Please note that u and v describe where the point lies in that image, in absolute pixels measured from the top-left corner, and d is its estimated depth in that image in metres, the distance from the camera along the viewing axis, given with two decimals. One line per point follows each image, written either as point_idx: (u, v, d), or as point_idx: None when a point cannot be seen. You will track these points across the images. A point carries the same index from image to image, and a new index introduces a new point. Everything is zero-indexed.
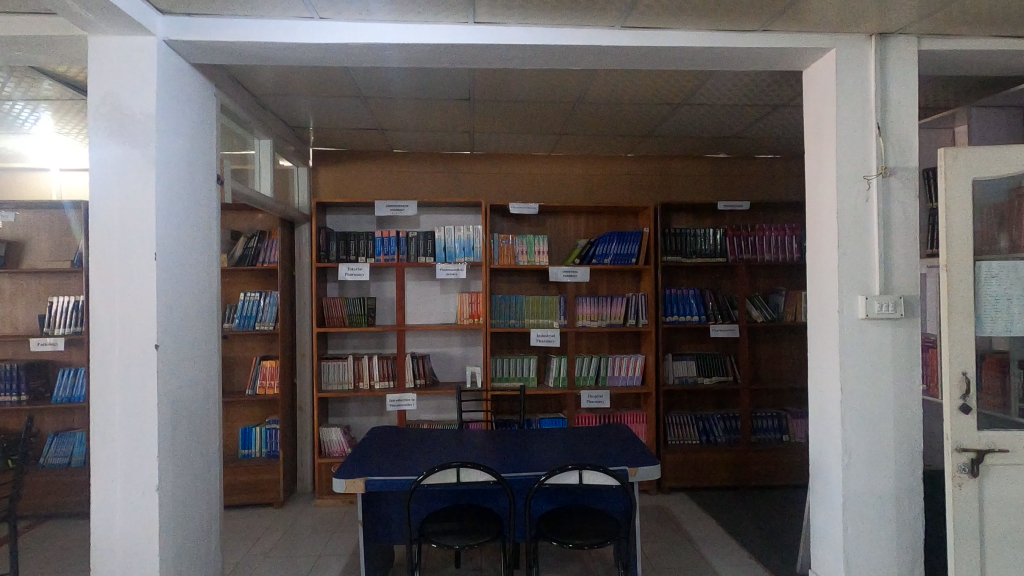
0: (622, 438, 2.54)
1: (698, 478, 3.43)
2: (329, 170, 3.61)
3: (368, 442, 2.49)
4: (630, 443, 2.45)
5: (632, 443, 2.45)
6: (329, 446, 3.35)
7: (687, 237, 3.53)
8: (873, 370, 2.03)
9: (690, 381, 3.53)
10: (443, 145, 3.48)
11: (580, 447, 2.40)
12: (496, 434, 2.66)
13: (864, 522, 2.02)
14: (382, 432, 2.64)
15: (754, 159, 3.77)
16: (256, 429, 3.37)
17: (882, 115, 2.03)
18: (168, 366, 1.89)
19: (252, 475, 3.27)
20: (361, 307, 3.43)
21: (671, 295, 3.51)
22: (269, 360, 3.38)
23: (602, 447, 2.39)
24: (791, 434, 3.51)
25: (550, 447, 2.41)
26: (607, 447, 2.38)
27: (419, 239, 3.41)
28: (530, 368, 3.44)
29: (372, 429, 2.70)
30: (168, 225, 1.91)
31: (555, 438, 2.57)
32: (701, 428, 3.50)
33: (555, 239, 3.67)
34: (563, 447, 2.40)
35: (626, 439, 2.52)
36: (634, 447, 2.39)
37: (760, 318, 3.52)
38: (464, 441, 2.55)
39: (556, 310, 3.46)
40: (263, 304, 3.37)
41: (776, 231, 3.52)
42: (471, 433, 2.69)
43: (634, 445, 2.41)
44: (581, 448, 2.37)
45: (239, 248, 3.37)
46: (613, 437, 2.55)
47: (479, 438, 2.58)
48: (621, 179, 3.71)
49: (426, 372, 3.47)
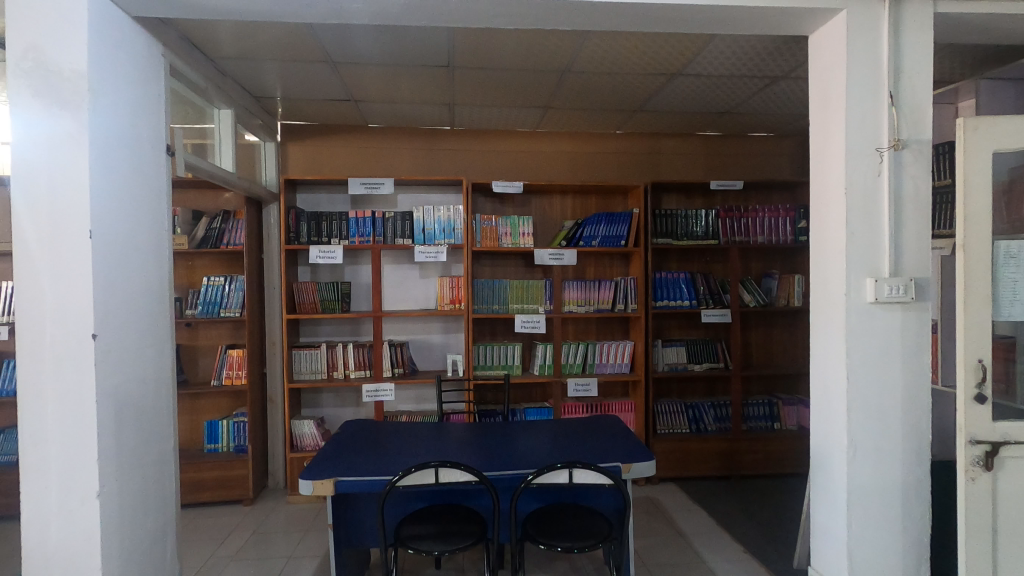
0: (612, 431, 2.39)
1: (688, 468, 3.32)
2: (299, 146, 3.37)
3: (340, 437, 2.31)
4: (622, 435, 2.30)
5: (623, 436, 2.30)
6: (301, 439, 3.17)
7: (679, 219, 3.37)
8: (882, 357, 1.90)
9: (680, 368, 3.41)
10: (421, 120, 3.26)
11: (568, 441, 2.25)
12: (479, 427, 2.50)
13: (870, 518, 1.91)
14: (356, 426, 2.46)
15: (747, 137, 3.61)
16: (222, 422, 3.17)
17: (895, 83, 1.88)
18: (109, 358, 1.69)
19: (220, 471, 3.08)
20: (334, 293, 3.23)
21: (662, 279, 3.36)
22: (236, 349, 3.17)
23: (591, 441, 2.25)
24: (782, 421, 3.43)
25: (537, 441, 2.26)
26: (597, 441, 2.23)
27: (396, 220, 3.21)
28: (514, 356, 3.29)
29: (345, 422, 2.52)
30: (107, 198, 1.68)
31: (542, 431, 2.41)
32: (691, 416, 3.40)
33: (540, 221, 3.49)
34: (551, 441, 2.25)
35: (617, 432, 2.37)
36: (625, 440, 2.24)
37: (753, 303, 3.40)
38: (445, 434, 2.39)
39: (542, 295, 3.30)
40: (229, 290, 3.14)
41: (769, 212, 3.40)
42: (452, 425, 2.52)
43: (625, 439, 2.26)
44: (569, 442, 2.23)
45: (201, 229, 3.13)
46: (602, 429, 2.41)
47: (461, 431, 2.42)
48: (609, 158, 3.53)
49: (405, 361, 3.29)
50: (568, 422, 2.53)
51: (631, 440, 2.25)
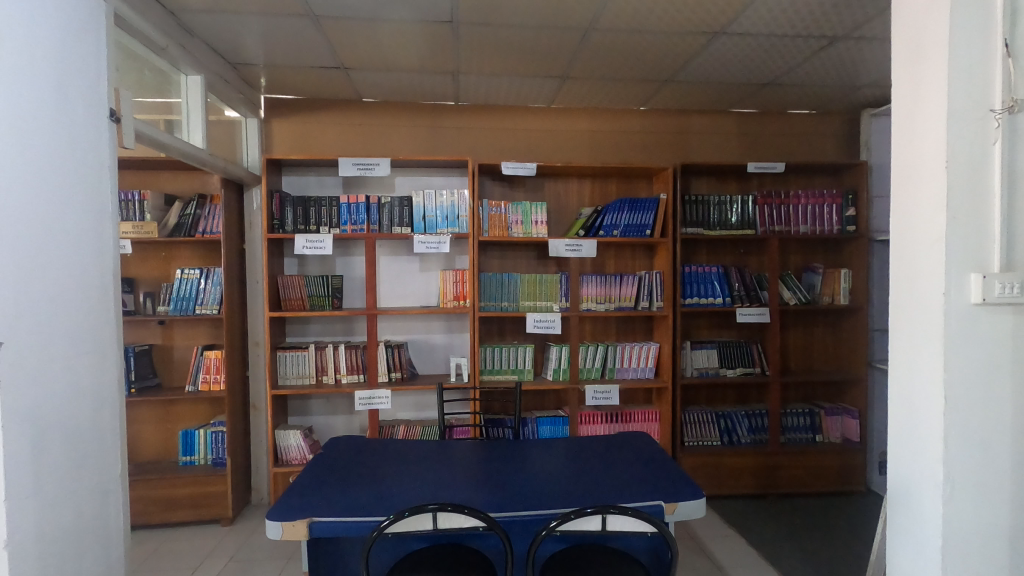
0: (643, 452, 2.03)
1: (721, 485, 2.97)
2: (286, 123, 3.01)
3: (323, 459, 1.96)
4: (657, 459, 1.94)
5: (658, 460, 1.94)
6: (287, 452, 2.82)
7: (711, 205, 3.00)
8: (987, 372, 1.53)
9: (710, 373, 3.04)
10: (421, 92, 2.89)
11: (592, 465, 1.89)
12: (487, 445, 2.15)
13: (971, 569, 1.55)
14: (344, 444, 2.11)
15: (786, 115, 3.23)
16: (199, 432, 2.84)
17: (1011, 30, 1.50)
18: (21, 371, 1.33)
19: (196, 487, 2.74)
20: (323, 288, 2.88)
21: (691, 274, 2.99)
22: (214, 350, 2.83)
23: (620, 466, 1.89)
24: (825, 433, 3.07)
25: (556, 464, 1.90)
26: (627, 466, 1.87)
27: (392, 206, 2.85)
28: (526, 359, 2.94)
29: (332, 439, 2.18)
30: (18, 169, 1.32)
31: (560, 451, 2.05)
32: (723, 427, 3.05)
33: (554, 208, 3.12)
34: (572, 465, 1.89)
35: (650, 453, 2.01)
36: (661, 466, 1.88)
37: (794, 301, 3.02)
38: (448, 454, 2.03)
39: (556, 291, 2.94)
40: (205, 285, 2.80)
41: (813, 199, 3.02)
42: (456, 443, 2.17)
43: (661, 464, 1.90)
44: (594, 467, 1.87)
45: (173, 216, 2.78)
46: (632, 450, 2.05)
47: (466, 451, 2.07)
48: (632, 137, 3.16)
49: (403, 364, 2.94)
50: (590, 439, 2.18)
51: (668, 466, 1.88)
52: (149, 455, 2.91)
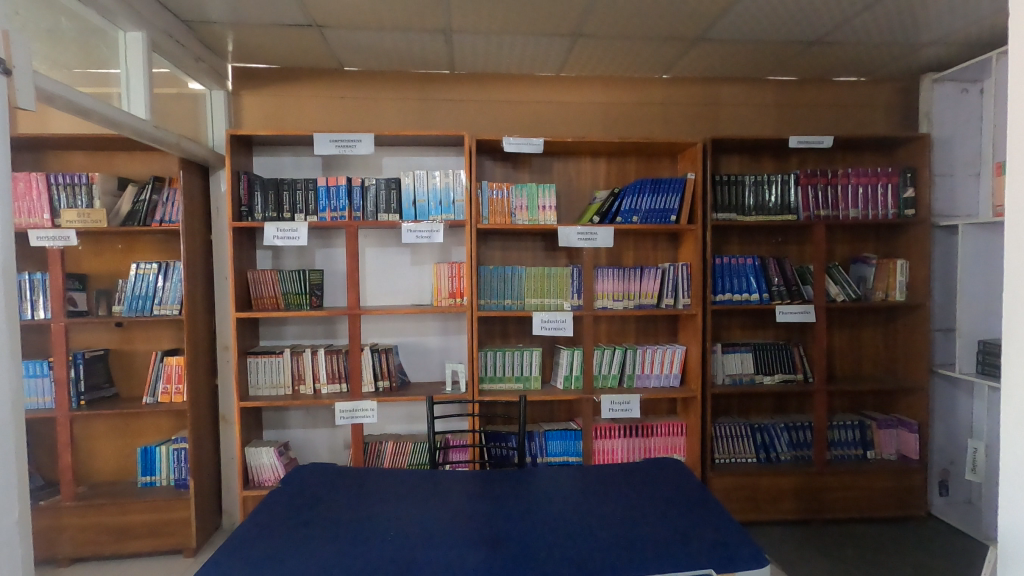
0: (676, 492, 1.64)
1: (758, 510, 2.57)
2: (257, 95, 2.63)
3: (283, 499, 1.60)
4: (697, 505, 1.55)
5: (694, 506, 1.55)
6: (259, 472, 2.47)
7: (746, 187, 2.58)
8: None
9: (745, 381, 2.65)
10: (411, 57, 2.51)
11: (616, 512, 1.50)
12: (486, 476, 1.76)
13: None
14: (312, 479, 1.75)
15: (830, 83, 2.82)
16: (159, 449, 2.49)
17: None
18: None
19: (155, 513, 2.40)
20: (300, 284, 2.52)
21: (724, 266, 2.59)
22: (177, 357, 2.49)
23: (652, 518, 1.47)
24: (876, 448, 2.67)
25: (570, 509, 1.52)
26: (660, 519, 1.46)
27: (379, 190, 2.48)
28: (533, 365, 2.57)
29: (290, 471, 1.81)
30: None
31: (574, 489, 1.68)
32: (759, 442, 2.66)
33: (564, 191, 2.72)
34: (592, 510, 1.51)
35: (684, 495, 1.62)
36: (703, 516, 1.49)
37: (842, 298, 2.62)
38: (439, 489, 1.66)
39: (567, 287, 2.56)
40: (163, 282, 2.44)
41: (865, 178, 2.60)
42: (448, 473, 1.79)
43: (700, 511, 1.52)
44: (619, 515, 1.49)
45: (126, 202, 2.42)
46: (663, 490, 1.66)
47: (461, 485, 1.69)
48: (653, 110, 2.75)
49: (392, 371, 2.57)
50: (608, 471, 1.80)
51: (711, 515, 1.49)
52: (105, 474, 2.57)
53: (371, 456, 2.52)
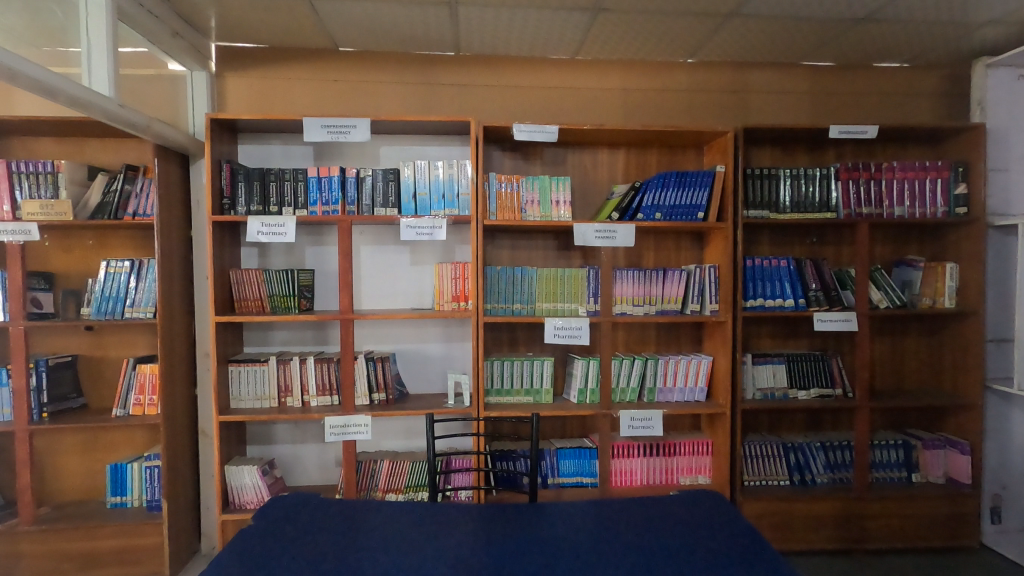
0: (719, 554, 1.39)
1: (792, 539, 2.32)
2: (243, 77, 2.40)
3: (254, 559, 1.35)
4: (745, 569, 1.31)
5: (739, 570, 1.31)
6: (240, 493, 2.22)
7: (781, 181, 2.34)
8: None
9: (777, 396, 2.40)
10: (412, 36, 2.27)
11: None
12: (494, 528, 1.51)
13: None
14: (287, 527, 1.49)
15: (870, 69, 2.57)
16: (131, 466, 2.26)
17: None
18: None
19: (124, 539, 2.16)
20: (287, 285, 2.28)
21: (756, 268, 2.34)
22: (151, 365, 2.26)
23: None
24: (922, 470, 2.42)
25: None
26: None
27: (375, 182, 2.24)
28: (544, 376, 2.33)
29: (259, 516, 1.56)
30: None
31: (597, 542, 1.42)
32: (792, 462, 2.41)
33: (579, 185, 2.48)
34: None
35: (729, 556, 1.37)
36: None
37: (885, 305, 2.37)
38: (438, 549, 1.40)
39: (582, 290, 2.32)
40: (136, 282, 2.21)
41: (912, 172, 2.35)
42: (450, 523, 1.53)
43: None
44: None
45: (95, 194, 2.18)
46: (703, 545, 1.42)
47: (465, 542, 1.44)
48: (677, 97, 2.52)
49: (389, 383, 2.32)
50: (634, 521, 1.55)
51: None
52: (72, 493, 2.33)
53: (364, 475, 2.28)
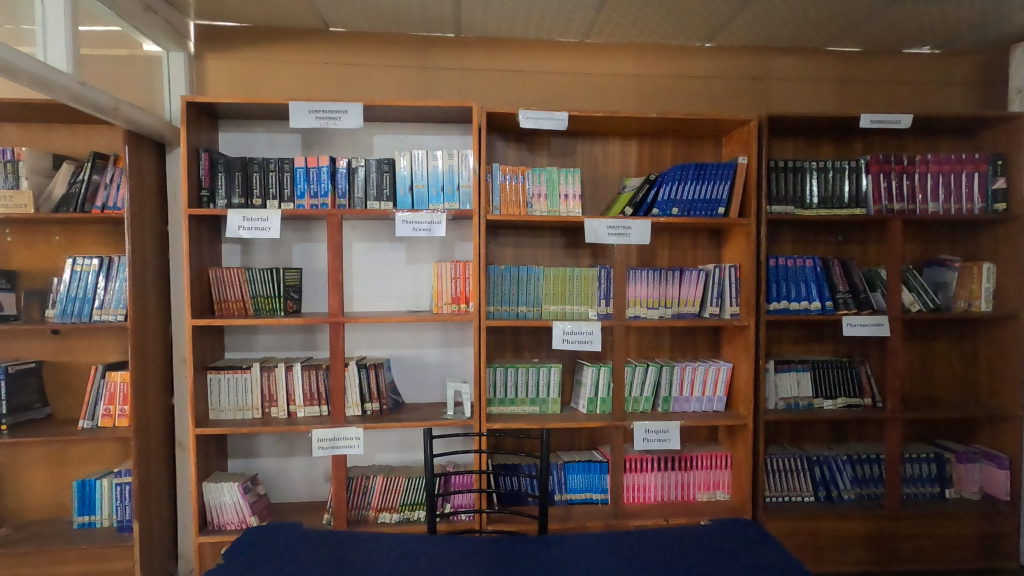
0: None
1: (818, 561, 2.15)
2: (224, 59, 2.20)
3: None
4: None
5: None
6: (219, 513, 2.03)
7: (807, 174, 2.16)
8: None
9: (802, 406, 2.23)
10: (408, 16, 2.09)
11: None
12: (498, 564, 1.33)
13: None
14: (261, 568, 1.30)
15: (899, 55, 2.41)
16: (100, 483, 2.08)
17: None
18: None
19: (90, 564, 1.97)
20: (272, 285, 2.10)
21: (780, 268, 2.16)
22: (122, 372, 2.07)
23: None
24: (955, 485, 2.25)
25: None
26: None
27: (369, 174, 2.06)
28: (551, 385, 2.16)
29: (230, 552, 1.37)
30: None
31: None
32: (817, 477, 2.24)
33: (589, 178, 2.30)
34: None
35: None
36: None
37: (918, 308, 2.20)
38: None
39: (593, 292, 2.14)
40: (105, 283, 2.01)
41: (947, 165, 2.18)
42: (446, 559, 1.35)
43: None
44: None
45: (60, 185, 1.99)
46: None
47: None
48: (693, 84, 2.34)
49: (383, 392, 2.14)
50: (658, 557, 1.37)
51: None
52: (36, 511, 2.14)
53: (355, 492, 2.09)
